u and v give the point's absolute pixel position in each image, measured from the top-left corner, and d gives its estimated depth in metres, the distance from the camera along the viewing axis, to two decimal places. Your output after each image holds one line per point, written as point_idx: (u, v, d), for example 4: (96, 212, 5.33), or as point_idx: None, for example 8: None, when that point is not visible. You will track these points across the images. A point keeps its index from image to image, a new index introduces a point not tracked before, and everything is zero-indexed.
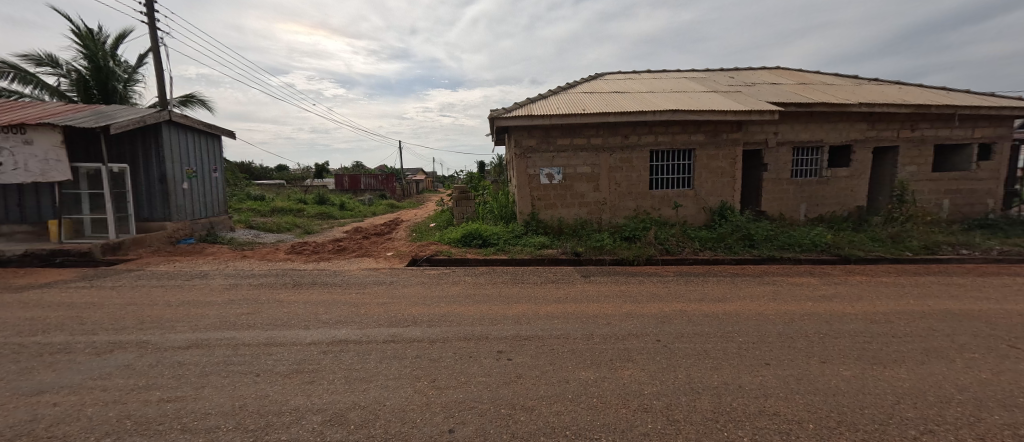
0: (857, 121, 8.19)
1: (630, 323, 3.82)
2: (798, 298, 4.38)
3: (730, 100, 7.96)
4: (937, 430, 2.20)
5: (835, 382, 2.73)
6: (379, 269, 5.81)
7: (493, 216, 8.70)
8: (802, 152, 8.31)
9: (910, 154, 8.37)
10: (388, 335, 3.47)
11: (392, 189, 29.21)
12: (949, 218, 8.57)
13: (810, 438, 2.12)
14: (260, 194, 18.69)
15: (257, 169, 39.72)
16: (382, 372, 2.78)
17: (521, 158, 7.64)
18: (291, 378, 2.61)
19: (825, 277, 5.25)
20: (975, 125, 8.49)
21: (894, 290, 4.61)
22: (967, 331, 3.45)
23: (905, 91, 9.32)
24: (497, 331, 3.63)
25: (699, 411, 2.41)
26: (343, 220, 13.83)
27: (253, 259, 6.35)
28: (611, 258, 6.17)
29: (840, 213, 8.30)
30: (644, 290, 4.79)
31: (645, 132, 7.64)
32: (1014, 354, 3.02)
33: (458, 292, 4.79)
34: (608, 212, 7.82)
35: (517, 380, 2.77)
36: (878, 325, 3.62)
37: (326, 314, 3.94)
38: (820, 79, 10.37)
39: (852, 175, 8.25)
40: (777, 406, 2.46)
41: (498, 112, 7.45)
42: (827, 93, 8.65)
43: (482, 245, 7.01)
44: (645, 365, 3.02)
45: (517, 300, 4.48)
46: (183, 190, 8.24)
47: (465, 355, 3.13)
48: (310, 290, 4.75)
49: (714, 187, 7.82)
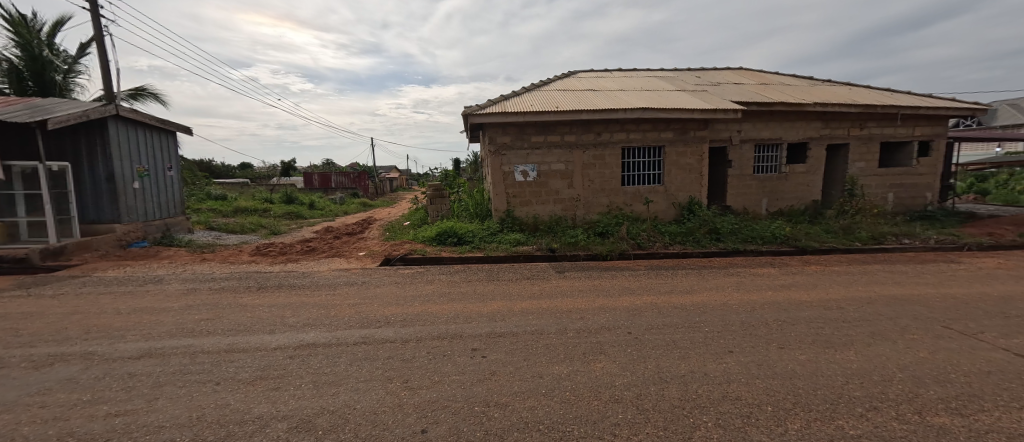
0: (814, 120, 8.67)
1: (603, 317, 3.89)
2: (760, 288, 4.62)
3: (698, 99, 8.23)
4: (881, 407, 2.37)
5: (792, 366, 2.90)
6: (351, 269, 5.64)
7: (468, 214, 8.63)
8: (764, 149, 8.71)
9: (860, 151, 8.95)
10: (358, 337, 3.39)
11: (365, 188, 28.46)
12: (895, 210, 9.23)
13: (768, 421, 2.24)
14: (222, 194, 17.68)
15: (219, 169, 37.63)
16: (353, 375, 2.71)
17: (496, 155, 7.62)
18: (255, 385, 2.49)
19: (784, 267, 5.54)
20: (916, 124, 9.17)
21: (845, 278, 4.92)
22: (908, 314, 3.73)
23: (855, 92, 9.96)
24: (472, 329, 3.61)
25: (667, 399, 2.49)
26: (313, 220, 13.34)
27: (213, 262, 6.03)
28: (586, 254, 6.26)
29: (798, 207, 8.77)
30: (618, 285, 4.89)
31: (617, 129, 7.79)
32: (947, 334, 3.31)
33: (433, 291, 4.73)
34: (583, 209, 7.94)
35: (491, 377, 2.77)
36: (830, 311, 3.86)
37: (294, 317, 3.80)
38: (780, 80, 10.90)
39: (809, 171, 8.74)
40: (739, 391, 2.58)
41: (472, 108, 7.39)
42: (786, 93, 9.10)
43: (457, 243, 6.94)
44: (616, 357, 3.09)
45: (492, 298, 4.48)
46: (134, 190, 7.70)
47: (439, 354, 3.11)
48: (276, 293, 4.56)
49: (684, 183, 8.08)
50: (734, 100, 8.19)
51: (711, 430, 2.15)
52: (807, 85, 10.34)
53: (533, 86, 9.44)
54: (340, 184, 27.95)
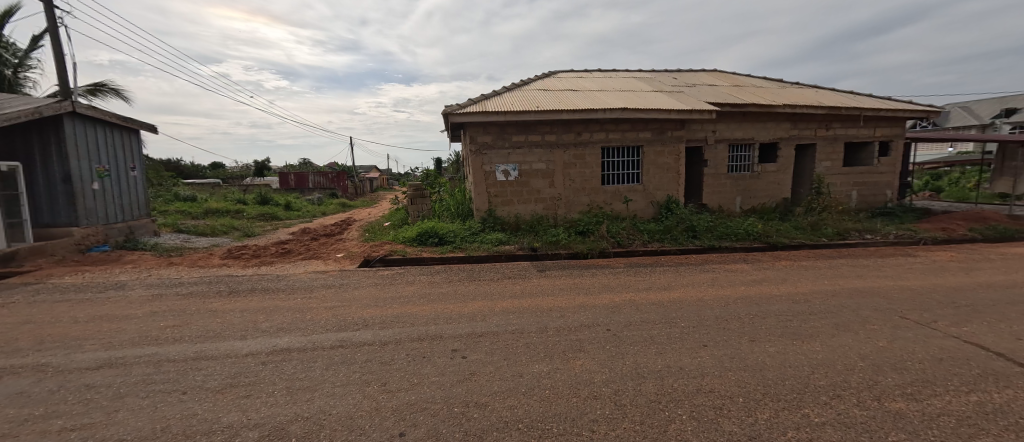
0: (784, 121, 9.00)
1: (583, 314, 3.94)
2: (733, 283, 4.78)
3: (675, 100, 8.41)
4: (844, 394, 2.49)
5: (762, 358, 3.01)
6: (329, 272, 5.51)
7: (449, 215, 8.58)
8: (738, 149, 9.00)
9: (827, 151, 9.35)
10: (335, 340, 3.32)
11: (344, 188, 27.79)
12: (859, 207, 9.70)
13: (739, 412, 2.31)
14: (190, 194, 16.95)
15: (188, 168, 36.08)
16: (328, 380, 2.65)
17: (477, 155, 7.59)
18: (224, 394, 2.41)
19: (756, 263, 5.74)
20: (878, 125, 9.66)
21: (812, 273, 5.14)
22: (868, 306, 3.93)
23: (822, 94, 10.41)
24: (452, 329, 3.60)
25: (644, 394, 2.54)
26: (289, 221, 12.98)
27: (181, 267, 5.79)
28: (567, 252, 6.32)
29: (770, 205, 9.10)
30: (597, 283, 4.96)
31: (597, 129, 7.89)
32: (903, 324, 3.50)
33: (414, 292, 4.68)
34: (564, 208, 8.02)
35: (472, 377, 2.77)
36: (799, 304, 4.02)
37: (267, 322, 3.70)
38: (752, 82, 11.29)
39: (779, 170, 9.08)
40: (712, 384, 2.66)
41: (452, 108, 7.33)
42: (758, 95, 9.42)
43: (438, 243, 6.88)
44: (595, 354, 3.14)
45: (473, 297, 4.47)
46: (94, 191, 7.30)
47: (418, 356, 3.08)
48: (249, 297, 4.41)
49: (662, 182, 8.26)
50: (709, 101, 8.42)
51: (684, 423, 2.20)
52: (777, 87, 10.73)
53: (514, 86, 9.45)
54: (317, 184, 27.26)
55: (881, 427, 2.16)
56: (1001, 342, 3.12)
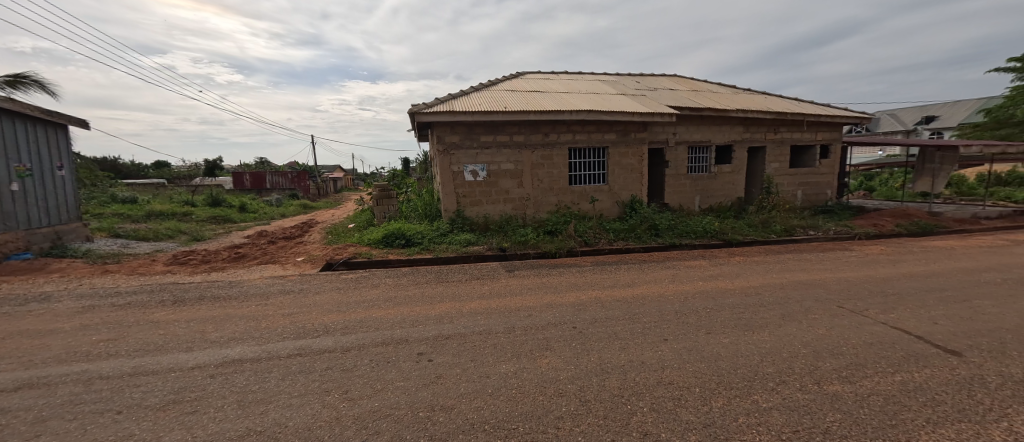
0: (738, 125, 9.54)
1: (550, 313, 4.00)
2: (692, 279, 5.01)
3: (637, 103, 8.71)
4: (788, 380, 2.68)
5: (717, 349, 3.18)
6: (287, 277, 5.24)
7: (417, 215, 8.43)
8: (696, 151, 9.44)
9: (775, 153, 10.02)
10: (293, 348, 3.18)
11: (305, 189, 26.37)
12: (804, 206, 10.46)
13: (695, 402, 2.43)
14: (130, 195, 15.56)
15: (127, 168, 33.15)
16: (285, 390, 2.53)
17: (444, 155, 7.50)
18: (165, 411, 2.23)
19: (713, 259, 6.05)
20: (819, 130, 10.46)
21: (762, 267, 5.50)
22: (811, 296, 4.25)
23: (772, 101, 11.15)
24: (418, 333, 3.54)
25: (607, 389, 2.62)
26: (245, 224, 12.23)
27: (118, 275, 5.31)
28: (536, 252, 6.38)
29: (726, 203, 9.63)
30: (564, 281, 5.06)
31: (564, 131, 8.02)
32: (840, 312, 3.82)
33: (378, 295, 4.54)
34: (533, 208, 8.08)
35: (438, 380, 2.73)
36: (750, 297, 4.29)
37: (217, 332, 3.48)
38: (709, 87, 11.90)
39: (734, 171, 9.63)
40: (672, 377, 2.77)
41: (418, 107, 7.21)
42: (714, 99, 9.94)
43: (405, 245, 6.74)
44: (561, 351, 3.20)
45: (441, 299, 4.42)
46: (12, 192, 6.57)
47: (383, 361, 3.01)
48: (197, 306, 4.13)
49: (626, 182, 8.53)
50: (670, 104, 8.78)
51: (645, 415, 2.28)
52: (731, 93, 11.38)
53: (482, 86, 9.41)
54: (277, 184, 25.85)
55: (820, 409, 2.34)
56: (920, 326, 3.48)
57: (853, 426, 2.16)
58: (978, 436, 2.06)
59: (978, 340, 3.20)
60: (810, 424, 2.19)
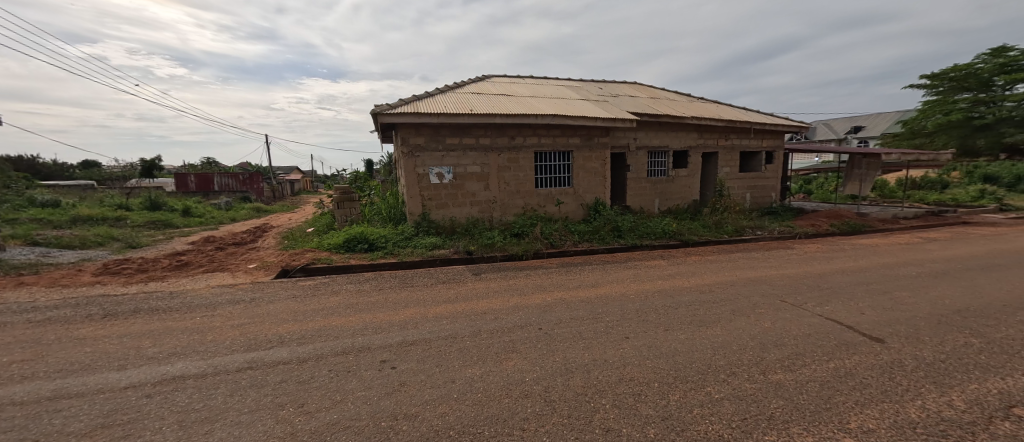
0: (693, 132, 10.09)
1: (516, 315, 4.01)
2: (652, 278, 5.24)
3: (600, 108, 8.98)
4: (738, 371, 2.86)
5: (675, 345, 3.33)
6: (237, 285, 4.90)
7: (381, 219, 8.20)
8: (656, 156, 9.88)
9: (727, 158, 10.69)
10: (243, 362, 2.98)
11: (258, 191, 24.81)
12: (753, 207, 11.23)
13: (654, 396, 2.53)
14: (52, 199, 13.91)
15: (48, 168, 29.65)
16: (233, 407, 2.36)
17: (409, 157, 7.35)
18: (91, 438, 2.01)
19: (672, 258, 6.35)
20: (765, 137, 11.29)
21: (715, 265, 5.85)
22: (758, 292, 4.58)
23: (724, 109, 11.89)
24: (381, 340, 3.44)
25: (572, 388, 2.66)
26: (190, 230, 11.30)
27: (34, 288, 4.72)
28: (503, 255, 6.40)
29: (683, 205, 10.14)
30: (531, 283, 5.11)
31: (530, 134, 8.11)
32: (783, 306, 4.14)
33: (338, 303, 4.35)
34: (499, 211, 8.10)
35: (401, 388, 2.65)
36: (704, 294, 4.55)
37: (155, 347, 3.20)
38: (667, 95, 12.51)
39: (689, 175, 10.17)
40: (632, 373, 2.87)
41: (381, 108, 7.03)
42: (671, 107, 10.45)
43: (368, 249, 6.53)
44: (527, 353, 3.21)
45: (404, 305, 4.31)
46: None
47: (342, 371, 2.89)
48: (131, 319, 3.76)
49: (590, 185, 8.77)
50: (630, 111, 9.13)
51: (608, 412, 2.35)
52: (686, 101, 12.03)
53: (448, 88, 9.32)
54: (225, 186, 24.14)
55: (765, 397, 2.51)
56: (850, 317, 3.83)
57: (793, 411, 2.34)
58: (898, 414, 2.30)
59: (897, 327, 3.57)
60: (757, 411, 2.35)
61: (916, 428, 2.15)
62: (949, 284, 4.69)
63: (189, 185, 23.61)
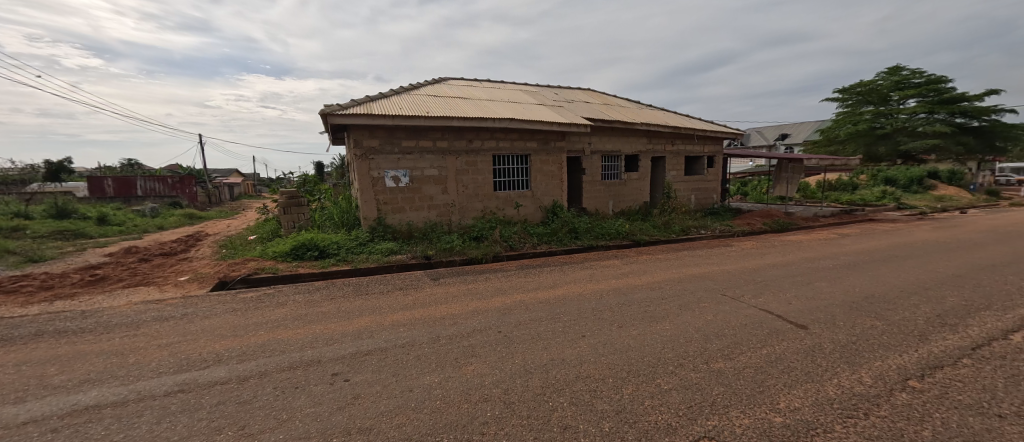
0: (643, 137, 10.66)
1: (475, 319, 4.00)
2: (607, 277, 5.47)
3: (556, 113, 9.22)
4: (684, 362, 3.06)
5: (628, 340, 3.50)
6: (165, 301, 4.44)
7: (333, 224, 7.81)
8: (609, 160, 10.31)
9: (674, 162, 11.41)
10: (173, 385, 2.71)
11: (189, 196, 22.65)
12: (698, 208, 12.07)
13: (608, 391, 2.64)
14: None
15: None
16: (160, 436, 2.13)
17: (362, 160, 7.08)
18: None
19: (624, 258, 6.66)
20: (707, 143, 12.19)
21: (664, 263, 6.22)
22: (702, 287, 4.93)
23: (670, 116, 12.69)
24: (333, 351, 3.28)
25: (531, 389, 2.71)
26: (106, 240, 10.01)
27: None
28: (462, 259, 6.36)
29: (636, 207, 10.66)
30: (491, 286, 5.12)
31: (488, 137, 8.13)
32: (723, 299, 4.49)
33: (286, 315, 4.09)
34: (458, 214, 8.02)
35: (355, 401, 2.55)
36: (654, 291, 4.82)
37: (62, 374, 2.81)
38: (619, 102, 13.13)
39: (641, 178, 10.73)
40: (589, 370, 2.97)
41: (332, 108, 6.73)
42: (623, 113, 10.98)
43: (318, 256, 6.19)
44: (486, 357, 3.22)
45: (358, 313, 4.14)
46: None
47: (289, 387, 2.71)
48: (30, 345, 3.27)
49: (548, 188, 8.96)
50: (584, 116, 9.47)
51: (565, 410, 2.41)
52: (637, 108, 12.69)
53: (403, 89, 9.12)
54: (150, 190, 21.75)
55: (707, 385, 2.71)
56: (780, 307, 4.23)
57: (731, 396, 2.54)
58: (818, 392, 2.58)
59: (818, 314, 4.01)
60: (701, 398, 2.52)
61: (832, 403, 2.43)
62: (857, 274, 5.35)
63: (105, 190, 20.86)
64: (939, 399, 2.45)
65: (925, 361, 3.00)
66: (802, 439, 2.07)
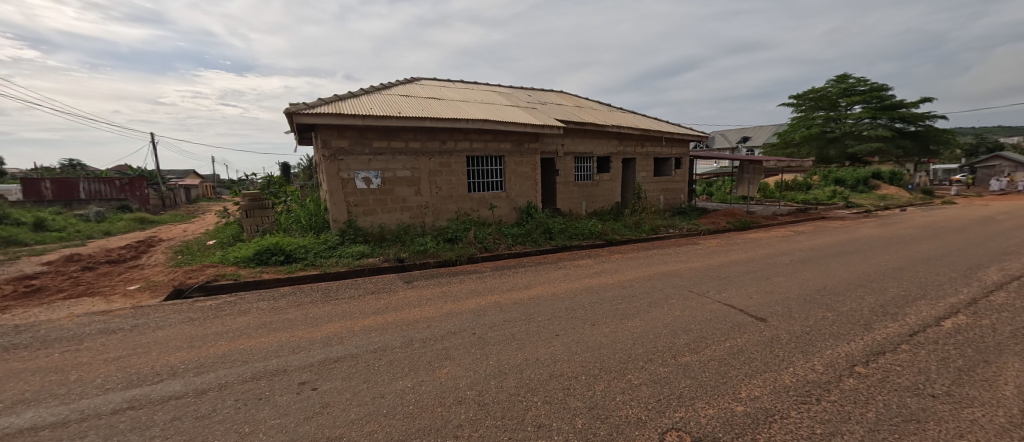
0: (614, 139, 10.94)
1: (449, 322, 3.98)
2: (580, 276, 5.58)
3: (530, 115, 9.30)
4: (654, 357, 3.17)
5: (600, 338, 3.58)
6: (112, 312, 4.13)
7: (300, 228, 7.52)
8: (582, 161, 10.50)
9: (644, 164, 11.79)
10: (122, 402, 2.52)
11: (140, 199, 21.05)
12: (667, 208, 12.52)
13: (581, 388, 2.70)
14: None
15: None
16: None
17: (331, 161, 6.87)
18: None
19: (597, 257, 6.81)
20: (676, 145, 12.66)
21: (635, 262, 6.41)
22: (670, 284, 5.13)
23: (641, 119, 13.08)
24: (300, 359, 3.17)
25: (505, 389, 2.72)
26: (43, 248, 9.16)
27: None
28: (436, 261, 6.29)
29: (608, 207, 10.92)
30: (465, 288, 5.10)
31: (461, 138, 8.09)
32: (690, 295, 4.68)
33: (248, 323, 3.91)
34: (432, 216, 7.93)
35: (323, 410, 2.47)
36: (625, 289, 4.97)
37: None
38: (592, 104, 13.41)
39: (613, 179, 11.01)
40: (562, 369, 3.02)
41: (297, 107, 6.50)
42: (595, 116, 11.22)
43: (284, 261, 5.95)
44: (460, 359, 3.21)
45: (327, 319, 4.02)
46: None
47: (251, 399, 2.59)
48: None
49: (523, 189, 9.02)
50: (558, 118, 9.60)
51: (539, 409, 2.44)
52: (609, 110, 13.01)
53: (374, 88, 8.91)
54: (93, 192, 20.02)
55: (675, 378, 2.82)
56: (742, 301, 4.47)
57: (697, 388, 2.66)
58: (775, 381, 2.74)
59: (775, 307, 4.26)
60: (669, 391, 2.63)
61: (788, 391, 2.59)
62: (809, 268, 5.73)
63: (44, 193, 19.05)
64: (881, 383, 2.66)
65: (869, 348, 3.25)
66: (761, 426, 2.19)
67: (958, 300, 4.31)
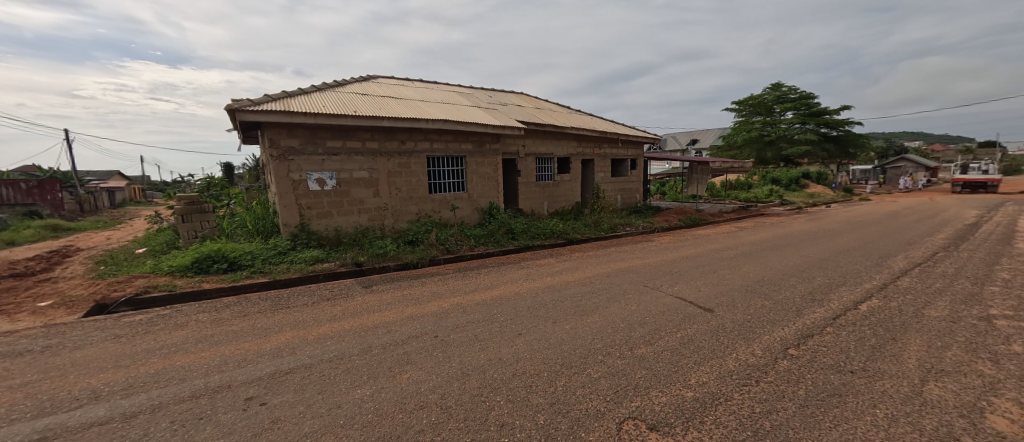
0: (574, 141, 11.26)
1: (410, 326, 3.90)
2: (543, 275, 5.69)
3: (491, 116, 9.33)
4: (612, 351, 3.31)
5: (561, 335, 3.68)
6: (17, 333, 3.63)
7: (246, 233, 7.03)
8: (544, 162, 10.70)
9: (603, 164, 12.22)
10: (31, 433, 2.23)
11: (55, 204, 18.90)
12: (625, 207, 13.08)
13: (543, 385, 2.76)
14: None
15: None
16: None
17: (280, 161, 6.48)
18: None
19: (558, 256, 6.97)
20: (632, 147, 13.26)
21: (596, 259, 6.64)
22: (627, 280, 5.38)
23: (599, 121, 13.56)
24: (248, 373, 2.98)
25: (467, 391, 2.72)
26: None
27: None
28: (396, 264, 6.14)
29: (569, 207, 11.20)
30: (427, 291, 5.03)
31: (422, 139, 7.95)
32: (645, 290, 4.93)
33: (187, 337, 3.60)
34: (391, 218, 7.71)
35: (274, 426, 2.34)
36: (584, 286, 5.14)
37: None
38: (552, 106, 13.71)
39: (574, 179, 11.32)
40: (525, 367, 3.07)
41: (241, 104, 6.07)
42: (555, 118, 11.47)
43: (228, 269, 5.54)
44: (422, 363, 3.16)
45: (277, 329, 3.80)
46: None
47: (190, 420, 2.40)
48: None
49: (485, 190, 9.02)
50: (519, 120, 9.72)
51: (502, 408, 2.47)
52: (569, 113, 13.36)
53: (327, 85, 8.52)
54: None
55: (631, 370, 2.97)
56: (691, 293, 4.78)
57: (652, 378, 2.82)
58: (720, 367, 2.96)
59: (720, 298, 4.60)
60: (626, 382, 2.76)
61: (731, 375, 2.82)
62: (750, 261, 6.25)
63: None
64: (810, 363, 2.96)
65: (800, 332, 3.60)
66: (707, 409, 2.37)
67: (871, 285, 4.89)
